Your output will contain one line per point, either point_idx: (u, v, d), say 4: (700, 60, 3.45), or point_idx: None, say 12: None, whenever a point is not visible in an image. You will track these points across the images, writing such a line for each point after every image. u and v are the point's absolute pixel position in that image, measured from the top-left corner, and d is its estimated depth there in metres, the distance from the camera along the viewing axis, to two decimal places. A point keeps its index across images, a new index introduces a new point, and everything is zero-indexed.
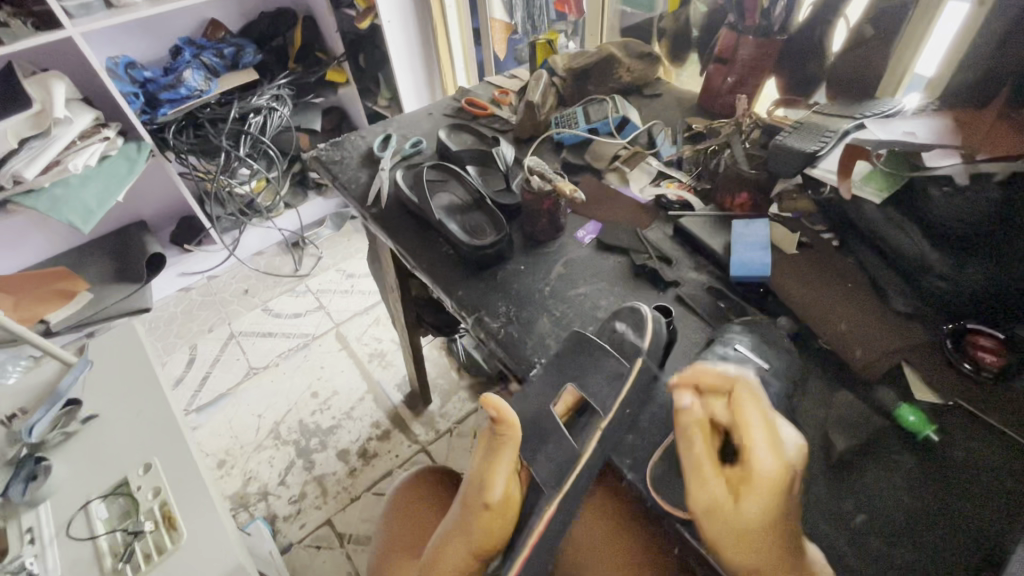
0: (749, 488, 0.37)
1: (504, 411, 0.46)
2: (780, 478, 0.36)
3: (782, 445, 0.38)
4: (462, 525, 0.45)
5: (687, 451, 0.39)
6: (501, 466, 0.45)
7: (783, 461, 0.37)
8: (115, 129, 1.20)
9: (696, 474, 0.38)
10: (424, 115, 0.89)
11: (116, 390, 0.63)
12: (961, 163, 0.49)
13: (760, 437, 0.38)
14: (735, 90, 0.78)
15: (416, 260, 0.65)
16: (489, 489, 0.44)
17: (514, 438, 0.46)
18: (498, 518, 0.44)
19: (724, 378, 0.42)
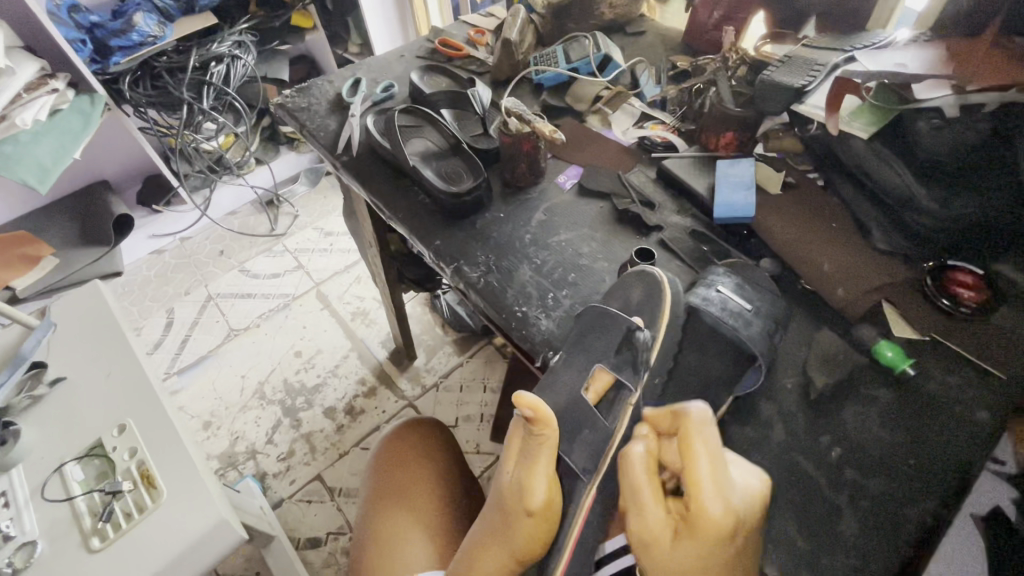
0: (688, 527, 0.36)
1: (540, 410, 0.44)
2: (718, 525, 0.35)
3: (726, 486, 0.36)
4: (503, 528, 0.45)
5: (630, 494, 0.39)
6: (541, 468, 0.44)
7: (725, 504, 0.36)
8: (63, 81, 1.12)
9: (638, 517, 0.39)
10: (395, 57, 0.84)
11: (82, 352, 0.61)
12: (953, 94, 0.48)
13: (701, 477, 0.37)
14: (722, 25, 0.74)
15: (391, 211, 0.62)
16: (530, 496, 0.43)
17: (553, 437, 0.44)
18: (542, 523, 0.43)
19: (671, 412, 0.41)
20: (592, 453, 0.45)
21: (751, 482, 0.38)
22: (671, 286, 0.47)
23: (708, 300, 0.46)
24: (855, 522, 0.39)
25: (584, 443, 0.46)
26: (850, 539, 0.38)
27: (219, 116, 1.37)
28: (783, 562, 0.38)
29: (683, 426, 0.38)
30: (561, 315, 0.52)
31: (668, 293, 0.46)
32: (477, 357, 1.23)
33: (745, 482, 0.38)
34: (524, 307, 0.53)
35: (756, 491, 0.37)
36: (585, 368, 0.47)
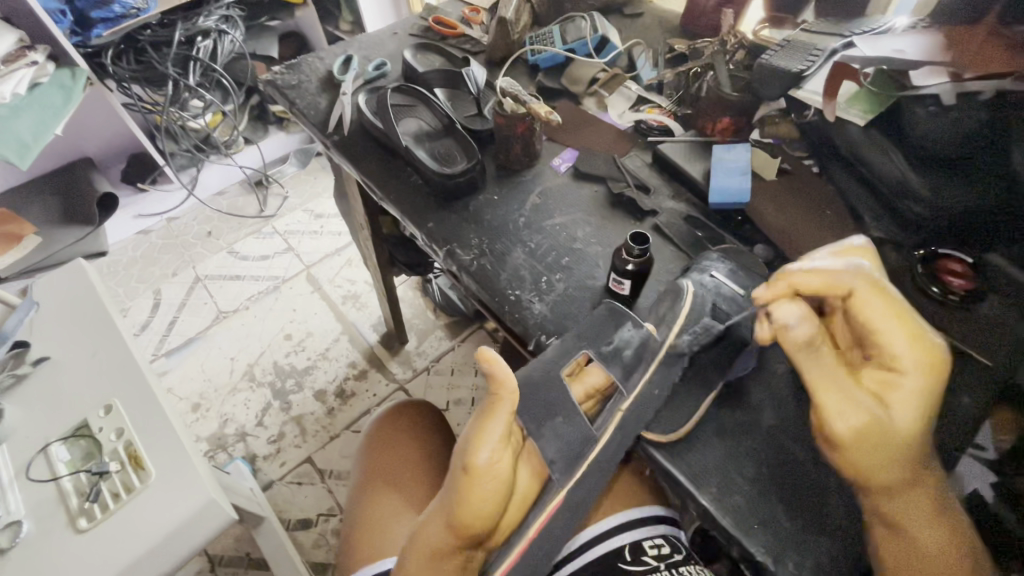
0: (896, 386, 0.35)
1: (496, 367, 0.40)
2: (924, 363, 0.35)
3: (917, 328, 0.36)
4: (446, 494, 0.40)
5: (825, 363, 0.36)
6: (490, 429, 0.39)
7: (928, 344, 0.35)
8: (43, 53, 1.08)
9: (842, 392, 0.35)
10: (388, 35, 0.82)
11: (66, 331, 0.59)
12: (949, 82, 0.48)
13: (889, 323, 0.36)
14: (721, 8, 0.73)
15: (383, 191, 0.61)
16: (470, 453, 0.38)
17: (508, 396, 0.40)
18: (479, 487, 0.37)
19: (826, 269, 0.38)
20: (563, 446, 0.41)
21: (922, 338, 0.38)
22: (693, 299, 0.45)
23: (702, 285, 0.46)
24: (843, 505, 0.39)
25: (555, 431, 0.41)
26: (837, 521, 0.38)
27: (206, 93, 1.34)
28: (768, 544, 0.38)
29: (853, 284, 0.37)
30: (554, 300, 0.52)
31: (689, 304, 0.45)
32: (469, 341, 1.23)
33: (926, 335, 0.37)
34: (518, 291, 0.52)
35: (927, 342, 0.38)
36: (570, 350, 0.44)
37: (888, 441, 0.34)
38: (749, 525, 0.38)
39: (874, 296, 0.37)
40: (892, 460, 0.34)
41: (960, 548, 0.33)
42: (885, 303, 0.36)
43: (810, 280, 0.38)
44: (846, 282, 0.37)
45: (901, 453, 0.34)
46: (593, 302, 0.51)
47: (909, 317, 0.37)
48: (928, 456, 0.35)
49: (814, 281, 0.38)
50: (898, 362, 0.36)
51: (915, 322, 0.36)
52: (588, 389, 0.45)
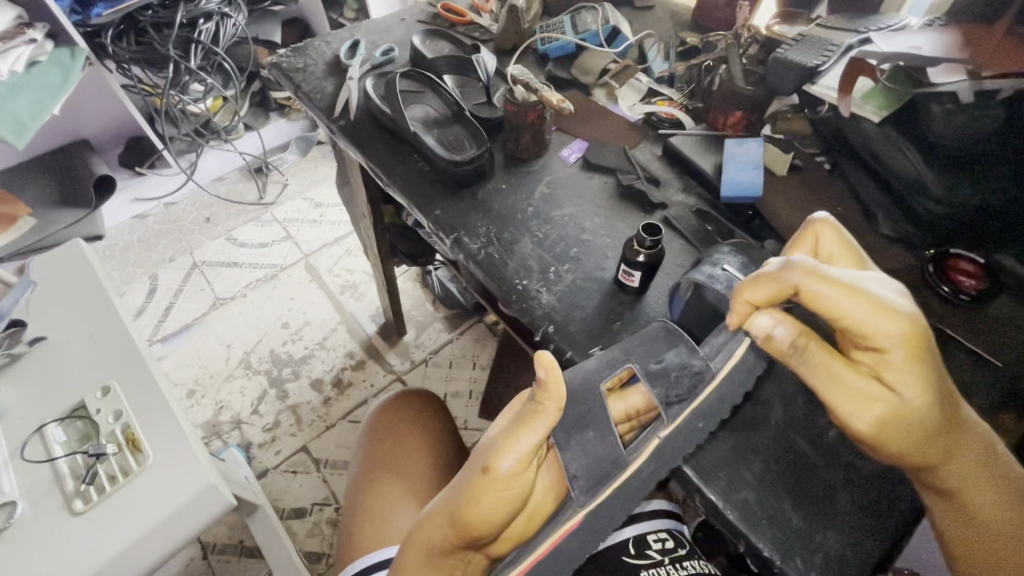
0: (892, 366, 0.33)
1: (553, 375, 0.36)
2: (902, 335, 0.32)
3: (880, 299, 0.32)
4: (460, 488, 0.37)
5: (822, 368, 0.34)
6: (522, 439, 0.35)
7: (897, 313, 0.32)
8: (42, 31, 1.06)
9: (852, 395, 0.33)
10: (396, 21, 0.80)
11: (64, 312, 0.58)
12: (966, 80, 0.47)
13: (856, 307, 0.32)
14: (734, 2, 0.73)
15: (389, 177, 0.60)
16: (494, 456, 0.35)
17: (551, 412, 0.35)
18: (494, 493, 0.34)
19: (767, 274, 0.35)
20: (590, 464, 0.36)
21: (890, 283, 0.35)
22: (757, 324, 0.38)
23: (713, 277, 0.43)
24: (848, 499, 0.39)
25: (582, 446, 0.36)
26: (842, 515, 0.38)
27: (207, 78, 1.32)
28: (775, 538, 0.37)
29: (803, 287, 0.33)
30: (562, 290, 0.51)
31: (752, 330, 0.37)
32: (468, 334, 1.22)
33: (889, 289, 0.34)
34: (525, 281, 0.52)
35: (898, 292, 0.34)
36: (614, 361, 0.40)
37: (911, 428, 0.33)
38: (757, 520, 0.38)
39: (826, 285, 0.33)
40: (921, 442, 0.33)
41: (1000, 477, 0.35)
42: (843, 289, 0.32)
43: (758, 292, 0.35)
44: (790, 282, 0.34)
45: (927, 432, 0.33)
46: (602, 294, 0.51)
47: (865, 288, 0.33)
48: (951, 409, 0.34)
49: (764, 292, 0.35)
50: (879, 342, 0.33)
51: (871, 291, 0.33)
52: (629, 410, 0.40)
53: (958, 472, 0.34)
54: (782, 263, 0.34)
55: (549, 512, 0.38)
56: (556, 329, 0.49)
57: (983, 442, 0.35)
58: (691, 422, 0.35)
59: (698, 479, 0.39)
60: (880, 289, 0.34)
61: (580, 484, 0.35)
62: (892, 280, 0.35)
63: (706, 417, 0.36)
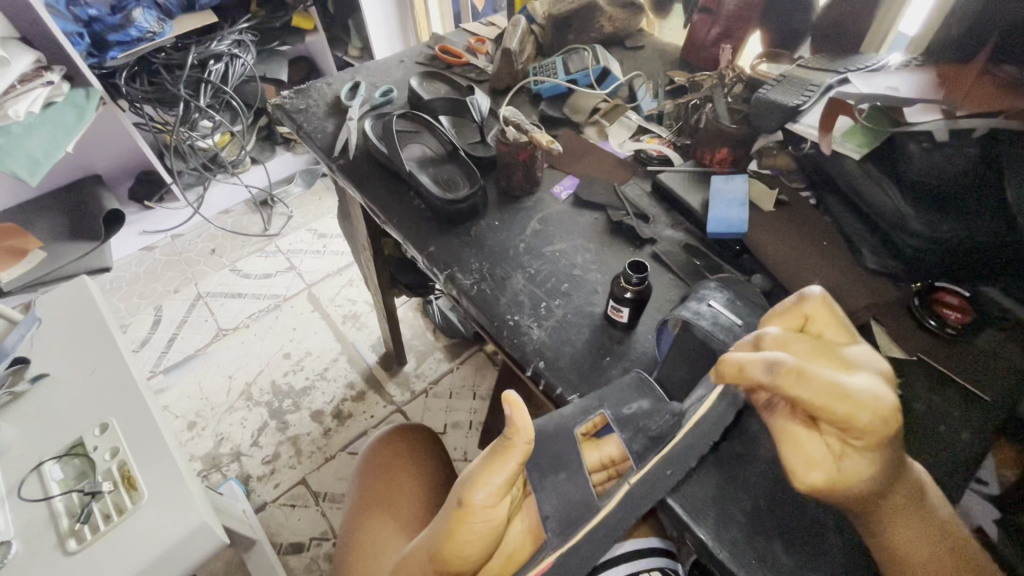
0: (851, 445, 0.34)
1: (518, 413, 0.36)
2: (874, 432, 0.32)
3: (861, 397, 0.32)
4: (439, 524, 0.38)
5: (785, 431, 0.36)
6: (494, 473, 0.36)
7: (872, 413, 0.32)
8: (59, 74, 1.10)
9: (798, 453, 0.35)
10: (396, 62, 0.84)
11: (68, 350, 0.59)
12: (941, 120, 0.50)
13: (834, 407, 0.32)
14: (720, 42, 0.75)
15: (386, 215, 0.62)
16: (467, 489, 0.36)
17: (523, 446, 0.36)
18: (467, 529, 0.35)
19: (752, 366, 0.33)
20: (561, 505, 0.38)
21: (876, 366, 0.34)
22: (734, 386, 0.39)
23: (699, 314, 0.44)
24: (839, 540, 0.38)
25: (556, 488, 0.39)
26: (833, 559, 0.37)
27: (215, 115, 1.36)
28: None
29: (782, 381, 0.32)
30: (553, 325, 0.52)
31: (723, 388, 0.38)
32: (468, 363, 1.23)
33: (874, 379, 0.33)
34: (516, 316, 0.52)
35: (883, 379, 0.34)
36: (588, 408, 0.42)
37: (852, 491, 0.34)
38: (747, 559, 0.38)
39: (805, 384, 0.32)
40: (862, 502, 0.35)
41: (950, 542, 0.35)
42: (824, 390, 0.32)
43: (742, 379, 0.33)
44: (767, 381, 0.33)
45: (868, 498, 0.35)
46: (592, 329, 0.52)
47: (848, 383, 0.32)
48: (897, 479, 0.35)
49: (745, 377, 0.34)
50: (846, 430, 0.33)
51: (855, 390, 0.32)
52: (603, 459, 0.42)
53: (899, 534, 0.35)
54: (769, 355, 0.33)
55: (526, 550, 0.38)
56: (546, 364, 0.49)
57: (929, 504, 0.36)
58: (663, 468, 0.36)
59: (686, 517, 0.39)
60: (863, 378, 0.33)
61: (552, 526, 0.37)
62: (875, 366, 0.34)
63: (679, 466, 0.36)
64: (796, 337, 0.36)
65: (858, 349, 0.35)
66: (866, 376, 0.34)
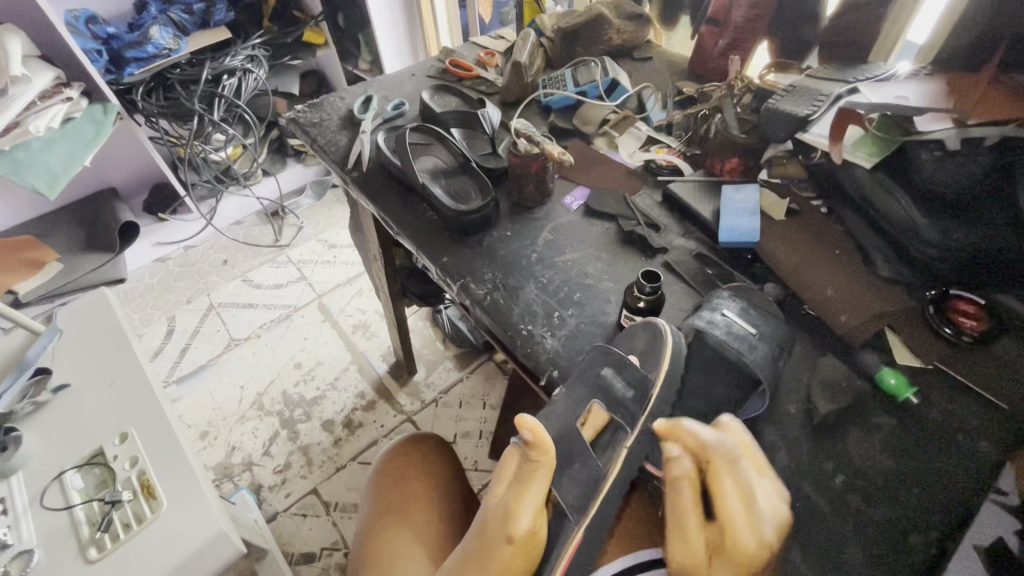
0: (723, 555, 0.39)
1: (540, 434, 0.44)
2: (753, 558, 0.38)
3: (757, 517, 0.39)
4: (481, 556, 0.44)
5: (679, 501, 0.42)
6: (531, 495, 0.44)
7: (754, 537, 0.38)
8: (78, 90, 1.12)
9: (679, 537, 0.41)
10: (407, 76, 0.85)
11: (88, 359, 0.61)
12: (953, 128, 0.50)
13: (733, 510, 0.40)
14: (728, 53, 0.76)
15: (399, 227, 0.63)
16: (514, 522, 0.43)
17: (548, 464, 0.44)
18: (522, 551, 0.43)
19: (707, 438, 0.41)
20: None
21: (780, 504, 0.40)
22: (675, 340, 0.46)
23: (713, 323, 0.46)
24: (858, 550, 0.40)
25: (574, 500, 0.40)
26: (853, 566, 0.39)
27: (228, 128, 1.38)
28: None
29: (714, 461, 0.41)
30: (565, 334, 0.52)
31: (670, 347, 0.45)
32: (478, 373, 1.23)
33: (778, 500, 0.40)
34: (529, 325, 0.53)
35: (782, 517, 0.39)
36: (580, 401, 0.46)
37: None
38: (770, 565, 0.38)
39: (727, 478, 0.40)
40: None
41: None
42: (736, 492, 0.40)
43: (691, 441, 0.42)
44: (713, 454, 0.41)
45: None
46: (605, 339, 0.52)
47: (757, 498, 0.40)
48: None
49: (697, 442, 0.41)
50: (726, 545, 0.39)
51: (762, 508, 0.39)
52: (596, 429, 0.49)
53: None
54: (723, 435, 0.41)
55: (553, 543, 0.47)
56: (560, 373, 0.50)
57: None
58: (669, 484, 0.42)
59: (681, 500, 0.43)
60: (770, 506, 0.39)
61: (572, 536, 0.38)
62: (782, 493, 0.41)
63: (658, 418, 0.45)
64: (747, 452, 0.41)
65: (770, 479, 0.41)
66: (772, 500, 0.40)
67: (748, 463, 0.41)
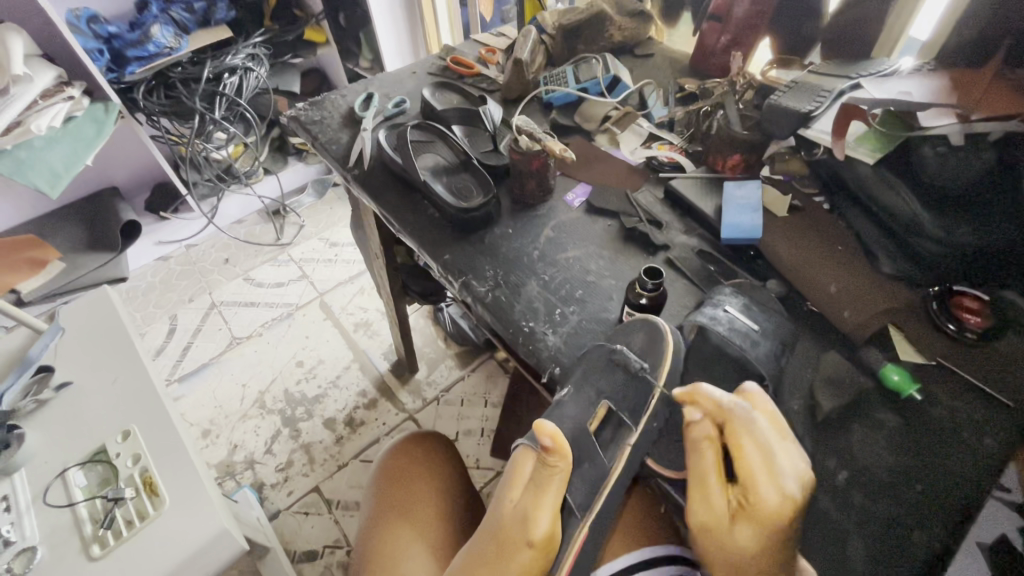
0: (747, 515, 0.39)
1: (559, 439, 0.44)
2: (775, 516, 0.38)
3: (780, 475, 0.39)
4: (497, 559, 0.44)
5: (700, 462, 0.42)
6: (549, 500, 0.44)
7: (778, 493, 0.39)
8: (80, 89, 1.12)
9: (702, 500, 0.41)
10: (408, 73, 0.85)
11: (90, 357, 0.61)
12: (958, 123, 0.50)
13: (756, 471, 0.40)
14: (730, 49, 0.76)
15: (401, 225, 0.63)
16: (533, 525, 0.43)
17: (565, 469, 0.45)
18: (541, 556, 0.43)
19: (725, 399, 0.41)
20: None
21: (803, 465, 0.40)
22: (675, 339, 0.46)
23: (716, 319, 0.46)
24: (861, 548, 0.40)
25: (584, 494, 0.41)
26: (856, 563, 0.39)
27: (230, 127, 1.38)
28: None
29: (733, 423, 0.40)
30: (567, 332, 0.52)
31: (671, 346, 0.45)
32: (479, 371, 1.23)
33: (798, 460, 0.40)
34: (531, 322, 0.53)
35: (805, 476, 0.39)
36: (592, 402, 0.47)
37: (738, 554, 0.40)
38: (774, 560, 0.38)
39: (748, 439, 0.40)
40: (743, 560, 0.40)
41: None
42: (758, 454, 0.40)
43: (712, 403, 0.42)
44: (734, 415, 0.41)
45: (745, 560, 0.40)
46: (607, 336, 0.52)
47: (780, 456, 0.40)
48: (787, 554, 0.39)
49: (717, 406, 0.41)
50: (752, 504, 0.39)
51: (784, 468, 0.39)
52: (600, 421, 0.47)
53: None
54: (741, 395, 0.41)
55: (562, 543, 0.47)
56: (562, 371, 0.50)
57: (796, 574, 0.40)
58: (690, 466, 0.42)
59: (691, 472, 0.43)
60: (793, 467, 0.40)
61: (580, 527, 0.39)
62: (802, 453, 0.41)
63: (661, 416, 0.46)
64: (767, 414, 0.41)
65: (792, 440, 0.41)
66: (795, 459, 0.40)
67: (769, 426, 0.41)
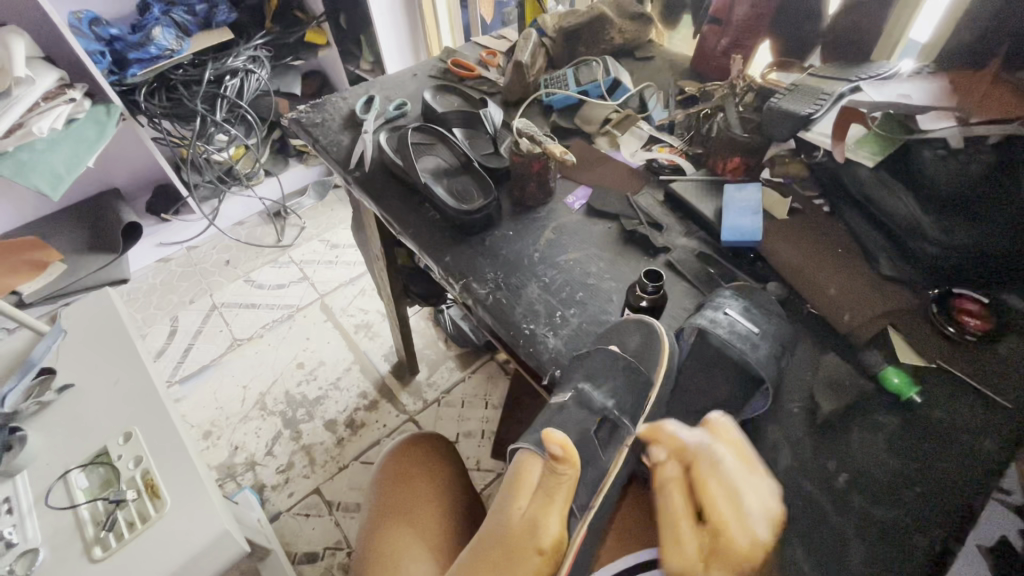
0: (717, 558, 0.39)
1: (570, 450, 0.45)
2: (745, 557, 0.38)
3: (746, 514, 0.39)
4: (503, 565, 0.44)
5: (669, 508, 0.43)
6: (557, 508, 0.45)
7: (745, 535, 0.39)
8: (82, 91, 1.13)
9: (674, 545, 0.41)
10: (409, 76, 0.85)
11: (92, 358, 0.61)
12: (957, 126, 0.50)
13: (722, 508, 0.40)
14: (730, 52, 0.76)
15: (402, 227, 0.63)
16: (544, 533, 0.44)
17: (572, 477, 0.45)
18: (549, 561, 0.44)
19: (688, 440, 0.42)
20: None
21: (771, 500, 0.40)
22: (669, 341, 0.48)
23: (716, 322, 0.46)
24: (860, 551, 0.40)
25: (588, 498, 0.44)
26: (857, 566, 0.39)
27: (231, 128, 1.39)
28: None
29: (695, 463, 0.42)
30: (568, 334, 0.52)
31: (666, 345, 0.47)
32: (480, 372, 1.23)
33: (766, 495, 0.41)
34: (532, 325, 0.53)
35: (773, 512, 0.40)
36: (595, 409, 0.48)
37: None
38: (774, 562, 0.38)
39: (711, 480, 0.41)
40: None
41: None
42: (723, 493, 0.40)
43: (674, 446, 0.43)
44: (693, 455, 0.42)
45: None
46: None
47: (744, 493, 0.40)
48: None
49: (679, 447, 0.43)
50: (718, 546, 0.39)
51: (749, 505, 0.39)
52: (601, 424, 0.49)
53: None
54: (702, 435, 0.42)
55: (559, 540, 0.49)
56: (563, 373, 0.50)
57: None
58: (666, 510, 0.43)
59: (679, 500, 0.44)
60: (758, 503, 0.40)
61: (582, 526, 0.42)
62: (771, 489, 0.41)
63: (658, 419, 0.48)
64: (731, 453, 0.42)
65: (759, 476, 0.41)
66: (762, 497, 0.40)
67: (735, 461, 0.41)
